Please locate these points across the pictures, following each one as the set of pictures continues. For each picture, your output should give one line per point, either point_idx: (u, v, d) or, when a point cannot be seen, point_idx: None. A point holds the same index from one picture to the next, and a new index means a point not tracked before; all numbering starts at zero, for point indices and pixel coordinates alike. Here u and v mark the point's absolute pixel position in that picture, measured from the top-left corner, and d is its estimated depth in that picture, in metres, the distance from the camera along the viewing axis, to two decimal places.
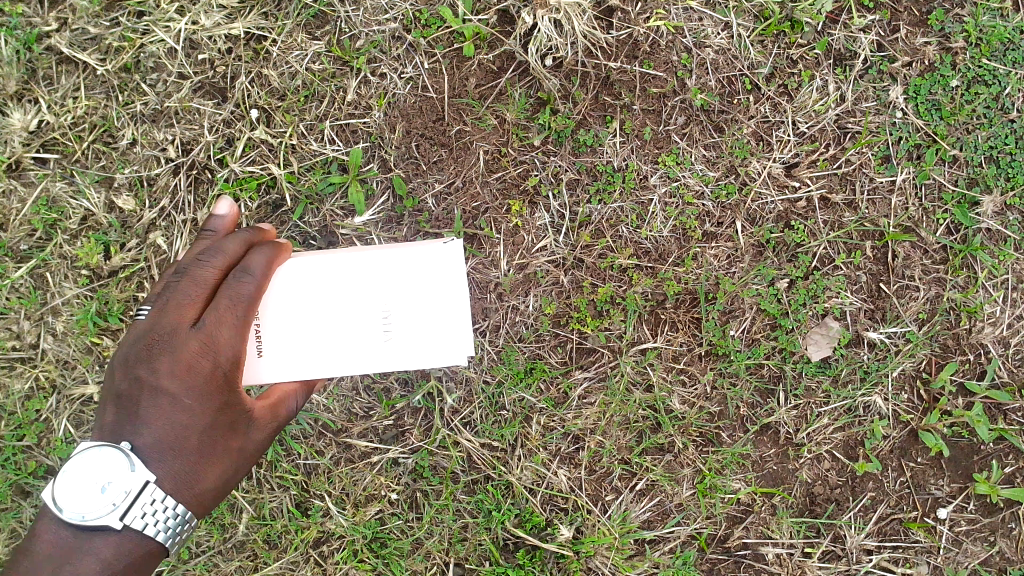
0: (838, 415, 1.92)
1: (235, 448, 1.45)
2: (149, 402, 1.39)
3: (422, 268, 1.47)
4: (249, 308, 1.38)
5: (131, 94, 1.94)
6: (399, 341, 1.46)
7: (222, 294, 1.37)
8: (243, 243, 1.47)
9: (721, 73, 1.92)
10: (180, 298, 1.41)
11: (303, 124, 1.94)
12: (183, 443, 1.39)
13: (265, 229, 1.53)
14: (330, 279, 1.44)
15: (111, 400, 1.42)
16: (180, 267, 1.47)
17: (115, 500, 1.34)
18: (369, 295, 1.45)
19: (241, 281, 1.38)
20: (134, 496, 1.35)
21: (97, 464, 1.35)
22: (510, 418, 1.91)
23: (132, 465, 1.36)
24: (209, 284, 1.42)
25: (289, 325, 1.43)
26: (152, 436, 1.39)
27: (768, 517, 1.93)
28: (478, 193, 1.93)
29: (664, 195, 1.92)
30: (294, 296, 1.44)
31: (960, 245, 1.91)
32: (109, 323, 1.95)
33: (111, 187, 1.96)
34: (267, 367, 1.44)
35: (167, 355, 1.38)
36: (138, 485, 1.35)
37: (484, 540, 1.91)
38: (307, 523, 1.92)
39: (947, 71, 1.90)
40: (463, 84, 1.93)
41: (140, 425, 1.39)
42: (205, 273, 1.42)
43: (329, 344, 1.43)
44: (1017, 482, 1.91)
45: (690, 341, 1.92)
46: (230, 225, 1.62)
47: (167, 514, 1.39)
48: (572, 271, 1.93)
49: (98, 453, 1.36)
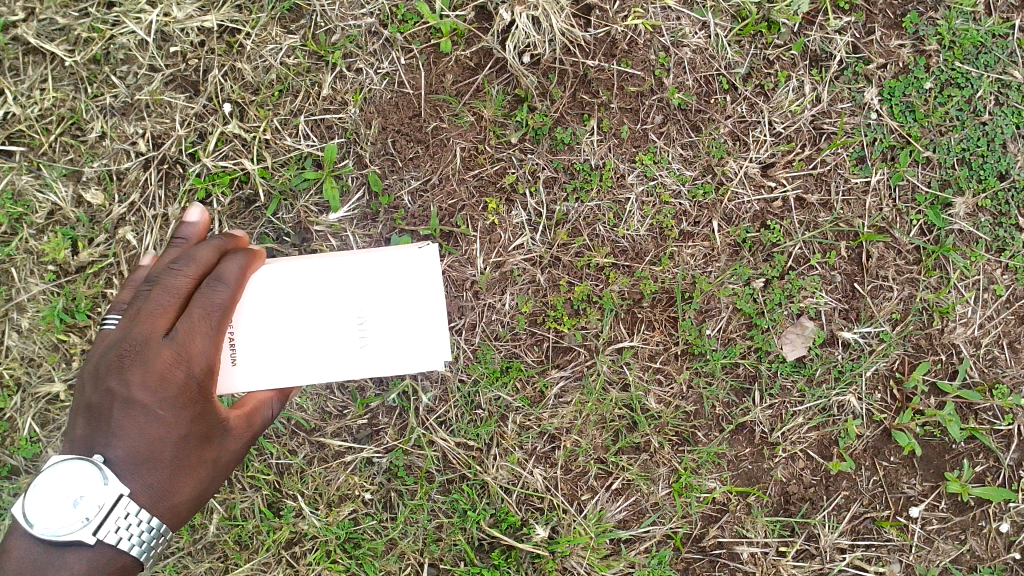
0: (812, 414, 1.93)
1: (210, 459, 1.42)
2: (120, 414, 1.35)
3: (398, 272, 1.45)
4: (222, 317, 1.36)
5: (100, 87, 1.91)
6: (376, 349, 1.43)
7: (195, 303, 1.35)
8: (216, 251, 1.45)
9: (699, 73, 1.92)
10: (152, 308, 1.38)
11: (277, 118, 1.91)
12: (158, 454, 1.36)
13: (237, 237, 1.52)
14: (304, 290, 1.42)
15: (82, 412, 1.39)
16: (151, 276, 1.44)
17: (88, 514, 1.31)
18: (343, 299, 1.43)
19: (215, 289, 1.36)
20: (107, 510, 1.32)
21: (68, 477, 1.32)
22: (485, 417, 1.90)
23: (105, 478, 1.32)
24: (181, 292, 1.39)
25: (266, 335, 1.41)
26: (124, 449, 1.35)
27: (742, 516, 1.93)
28: (455, 190, 1.92)
29: (641, 194, 1.91)
30: (269, 302, 1.42)
31: (933, 245, 1.93)
32: (77, 320, 1.90)
33: (79, 181, 1.92)
34: (241, 375, 1.41)
35: (138, 366, 1.35)
36: (112, 499, 1.32)
37: (459, 540, 1.89)
38: (279, 524, 1.89)
39: (921, 73, 1.91)
40: (440, 80, 1.92)
41: (112, 437, 1.35)
42: (177, 281, 1.39)
43: (303, 350, 1.41)
44: (987, 481, 1.93)
45: (667, 340, 1.92)
46: (201, 232, 1.59)
47: (142, 528, 1.36)
48: (548, 270, 1.92)
49: (69, 466, 1.32)
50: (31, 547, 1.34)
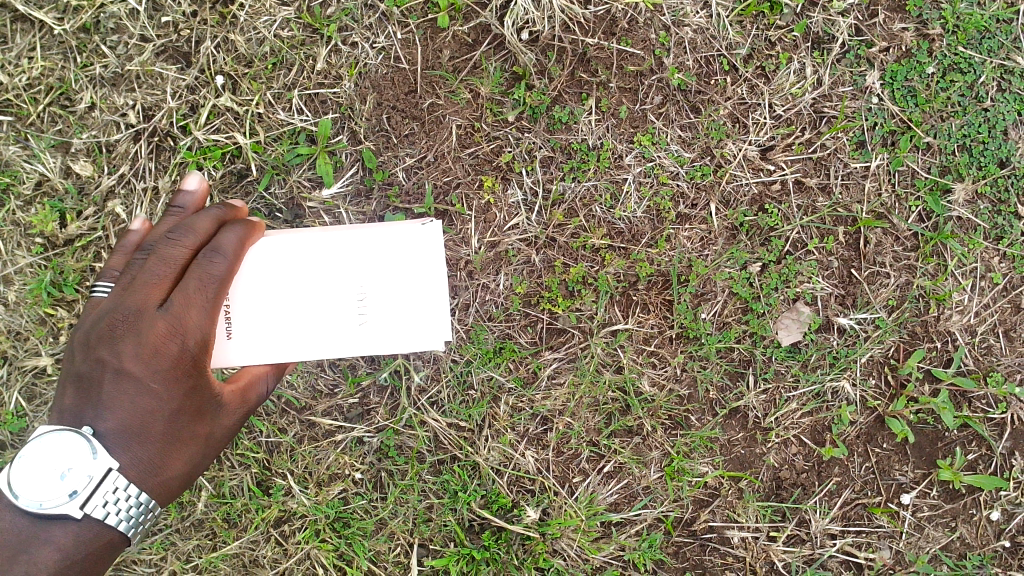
0: (806, 400, 1.92)
1: (203, 434, 1.41)
2: (112, 385, 1.34)
3: (398, 248, 1.42)
4: (220, 289, 1.32)
5: (90, 56, 1.87)
6: (375, 327, 1.41)
7: (192, 274, 1.32)
8: (215, 221, 1.41)
9: (699, 53, 1.90)
10: (148, 278, 1.36)
11: (270, 92, 1.88)
12: (149, 429, 1.35)
13: (237, 207, 1.49)
14: (303, 263, 1.39)
15: (72, 381, 1.38)
16: (147, 245, 1.42)
17: (76, 487, 1.30)
18: (341, 275, 1.40)
19: (212, 260, 1.32)
20: (96, 483, 1.31)
21: (56, 448, 1.31)
22: (477, 398, 1.89)
23: (94, 451, 1.31)
24: (178, 263, 1.37)
25: (263, 309, 1.39)
26: (115, 421, 1.34)
27: (734, 501, 1.92)
28: (451, 168, 1.89)
29: (638, 175, 1.89)
30: (267, 275, 1.39)
31: (931, 232, 1.91)
32: (64, 294, 1.88)
33: (68, 153, 1.89)
34: (236, 349, 1.39)
35: (131, 337, 1.34)
36: (101, 472, 1.31)
37: (449, 521, 1.88)
38: (268, 502, 1.88)
39: (924, 58, 1.89)
40: (436, 56, 1.89)
41: (102, 409, 1.34)
42: (174, 251, 1.37)
43: (299, 327, 1.39)
44: (978, 469, 1.92)
45: (661, 323, 1.91)
46: (200, 201, 1.55)
47: (130, 502, 1.35)
48: (544, 250, 1.90)
49: (57, 437, 1.31)
50: (15, 518, 1.31)
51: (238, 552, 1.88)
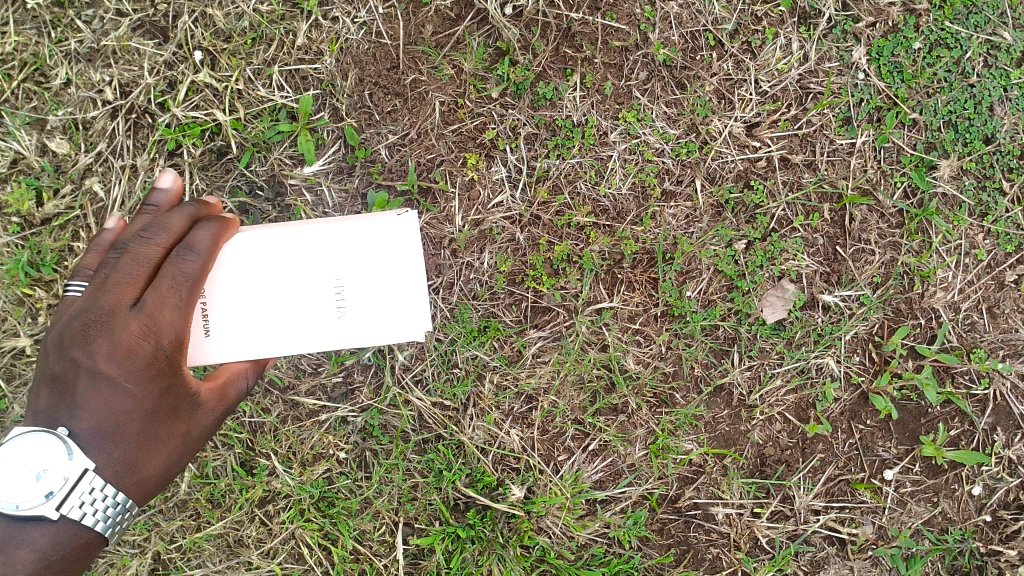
0: (791, 376, 1.91)
1: (180, 433, 1.39)
2: (85, 385, 1.33)
3: (373, 244, 1.40)
4: (193, 288, 1.32)
5: (65, 31, 1.84)
6: (354, 319, 1.40)
7: (165, 273, 1.31)
8: (188, 218, 1.40)
9: (685, 28, 1.89)
10: (121, 277, 1.35)
11: (250, 68, 1.85)
12: (124, 428, 1.34)
13: (212, 204, 1.47)
14: (280, 257, 1.38)
15: (46, 379, 1.37)
16: (121, 243, 1.41)
17: (52, 488, 1.29)
18: (317, 271, 1.39)
19: (186, 258, 1.31)
20: (72, 484, 1.30)
21: (31, 450, 1.29)
22: (462, 377, 1.87)
23: (70, 452, 1.30)
24: (152, 262, 1.36)
25: (241, 303, 1.38)
26: (90, 421, 1.33)
27: (718, 478, 1.92)
28: (433, 145, 1.88)
29: (623, 152, 1.88)
30: (244, 269, 1.38)
31: (916, 209, 1.91)
32: (42, 274, 1.84)
33: (44, 130, 1.85)
34: (215, 347, 1.38)
35: (104, 337, 1.33)
36: (77, 473, 1.30)
37: (434, 499, 1.87)
38: (252, 482, 1.86)
39: (910, 33, 1.88)
40: (419, 31, 1.86)
41: (76, 409, 1.33)
42: (147, 249, 1.36)
43: (276, 320, 1.38)
44: (961, 444, 1.93)
45: (647, 301, 1.90)
46: (175, 198, 1.53)
47: (107, 502, 1.34)
48: (528, 228, 1.88)
49: (32, 438, 1.30)
50: None
51: (222, 533, 1.87)
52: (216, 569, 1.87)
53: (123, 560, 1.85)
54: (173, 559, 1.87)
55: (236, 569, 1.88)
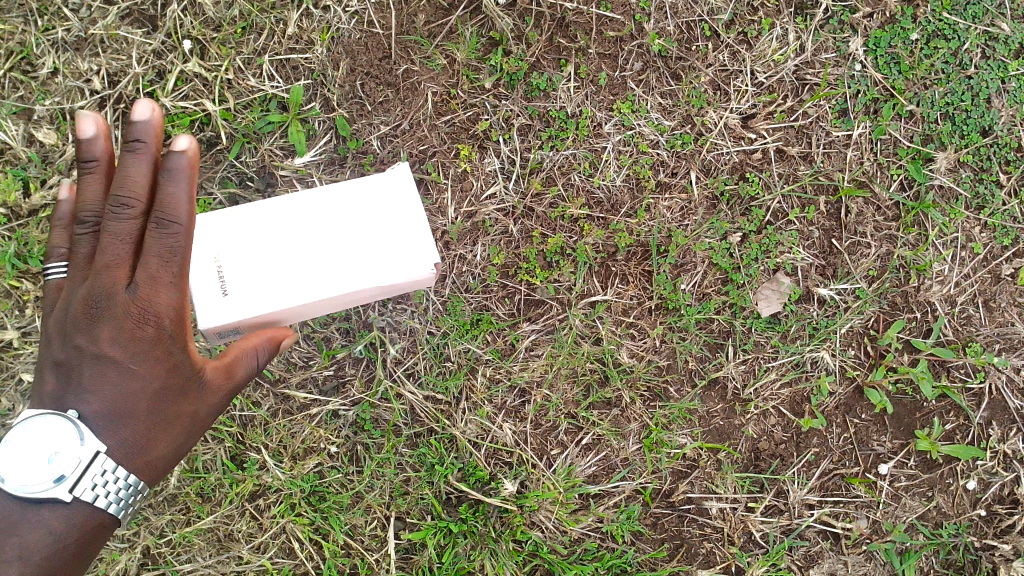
0: (785, 370, 1.90)
1: (188, 414, 1.30)
2: (88, 371, 1.21)
3: (366, 197, 1.42)
4: (184, 262, 1.22)
5: (52, 20, 1.82)
6: (363, 259, 1.39)
7: (154, 248, 1.20)
8: (146, 176, 1.23)
9: (680, 18, 1.89)
10: (105, 256, 1.21)
11: (240, 57, 1.84)
12: (134, 412, 1.23)
13: (151, 137, 1.23)
14: (277, 219, 1.40)
15: (46, 370, 1.24)
16: (89, 215, 1.26)
17: (63, 471, 1.17)
18: (316, 225, 1.40)
19: (172, 230, 1.20)
20: (85, 467, 1.19)
21: (42, 432, 1.18)
22: (454, 370, 1.85)
23: (80, 434, 1.19)
24: (133, 236, 1.22)
25: (246, 261, 1.37)
26: (97, 407, 1.21)
27: (712, 472, 1.89)
28: (426, 136, 1.86)
29: (618, 143, 1.87)
30: (241, 231, 1.38)
31: (912, 201, 1.90)
32: (30, 266, 1.80)
33: (31, 120, 1.83)
34: (225, 308, 1.36)
35: (104, 319, 1.21)
36: (90, 456, 1.19)
37: (426, 494, 1.83)
38: (242, 476, 1.82)
39: (907, 24, 1.88)
40: (411, 20, 1.86)
41: (81, 395, 1.21)
42: (125, 224, 1.21)
43: (287, 271, 1.38)
44: (955, 438, 1.91)
45: (641, 294, 1.89)
46: (104, 141, 1.27)
47: (120, 485, 1.23)
48: (521, 220, 1.87)
49: (40, 420, 1.18)
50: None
51: (212, 527, 1.83)
52: (207, 564, 1.82)
53: (112, 554, 1.80)
54: (162, 554, 1.82)
55: (226, 564, 1.83)
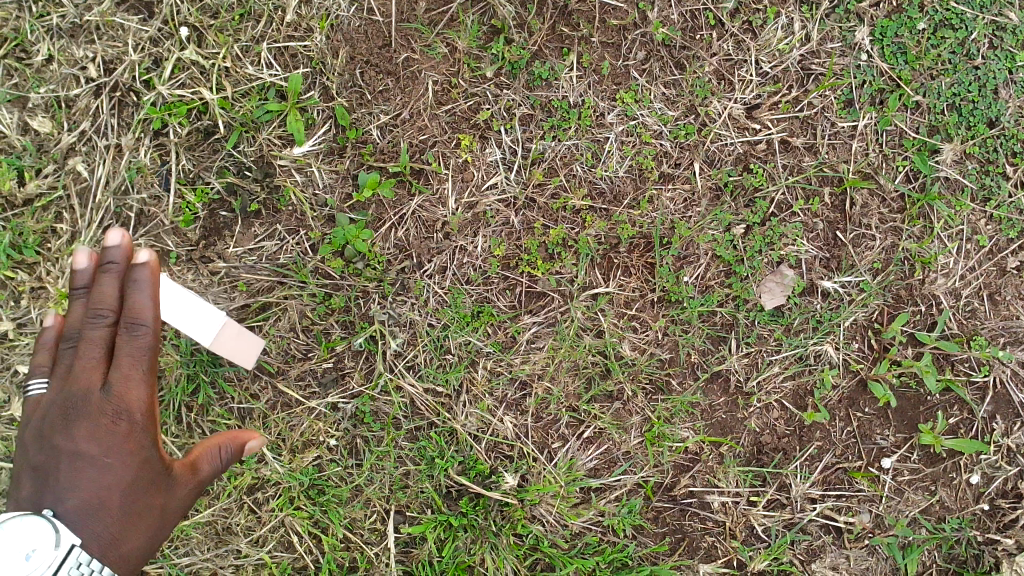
0: (789, 363, 1.88)
1: (157, 509, 1.39)
2: (66, 468, 1.37)
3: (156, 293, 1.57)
4: (151, 358, 1.45)
5: (46, 6, 1.79)
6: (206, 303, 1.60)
7: (124, 346, 1.43)
8: (119, 285, 1.49)
9: (684, 7, 1.87)
10: (86, 360, 1.44)
11: (237, 45, 1.81)
12: (107, 502, 1.35)
13: (126, 253, 1.51)
14: None
15: (27, 475, 1.40)
16: (72, 333, 1.50)
17: (41, 568, 1.26)
18: None
19: (137, 328, 1.44)
20: (64, 560, 1.28)
21: (19, 532, 1.27)
22: (455, 363, 1.83)
23: (57, 528, 1.29)
24: (108, 341, 1.46)
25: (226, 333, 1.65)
26: (75, 498, 1.35)
27: (714, 466, 1.88)
28: (426, 126, 1.84)
29: (621, 133, 1.85)
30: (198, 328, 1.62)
31: (918, 193, 1.88)
32: (24, 256, 1.78)
33: (25, 108, 1.80)
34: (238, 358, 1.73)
35: (81, 418, 1.40)
36: (67, 547, 1.29)
37: (426, 487, 1.81)
38: (241, 469, 1.80)
39: (914, 13, 1.85)
40: (411, 8, 1.83)
41: (61, 491, 1.35)
42: (101, 331, 1.46)
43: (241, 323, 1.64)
44: (960, 432, 1.90)
45: (643, 287, 1.87)
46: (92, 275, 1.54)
47: None
48: (523, 211, 1.85)
49: (16, 521, 1.28)
50: None
51: (210, 520, 1.81)
52: (205, 557, 1.81)
53: None
54: (161, 547, 1.80)
55: (225, 557, 1.82)
